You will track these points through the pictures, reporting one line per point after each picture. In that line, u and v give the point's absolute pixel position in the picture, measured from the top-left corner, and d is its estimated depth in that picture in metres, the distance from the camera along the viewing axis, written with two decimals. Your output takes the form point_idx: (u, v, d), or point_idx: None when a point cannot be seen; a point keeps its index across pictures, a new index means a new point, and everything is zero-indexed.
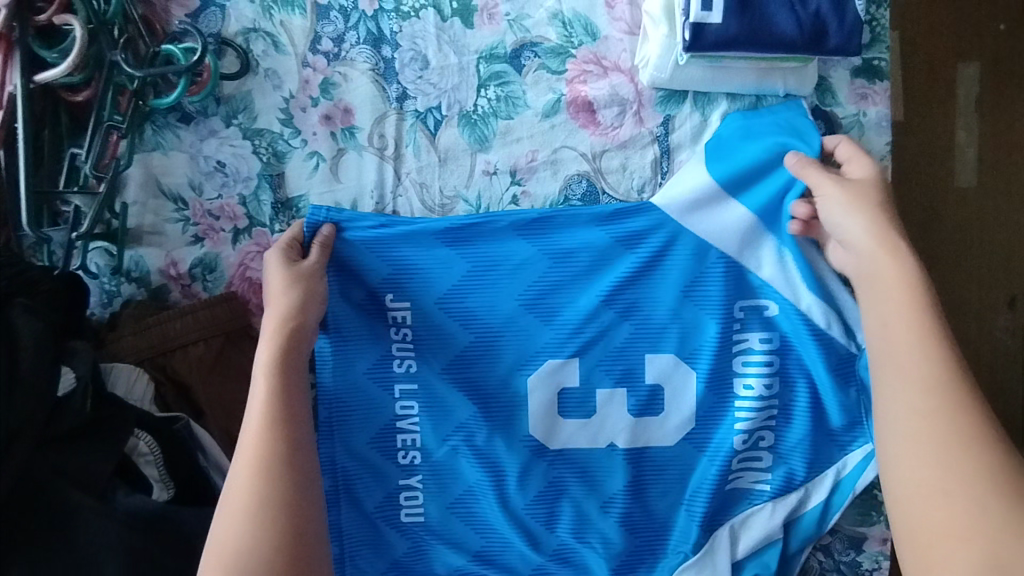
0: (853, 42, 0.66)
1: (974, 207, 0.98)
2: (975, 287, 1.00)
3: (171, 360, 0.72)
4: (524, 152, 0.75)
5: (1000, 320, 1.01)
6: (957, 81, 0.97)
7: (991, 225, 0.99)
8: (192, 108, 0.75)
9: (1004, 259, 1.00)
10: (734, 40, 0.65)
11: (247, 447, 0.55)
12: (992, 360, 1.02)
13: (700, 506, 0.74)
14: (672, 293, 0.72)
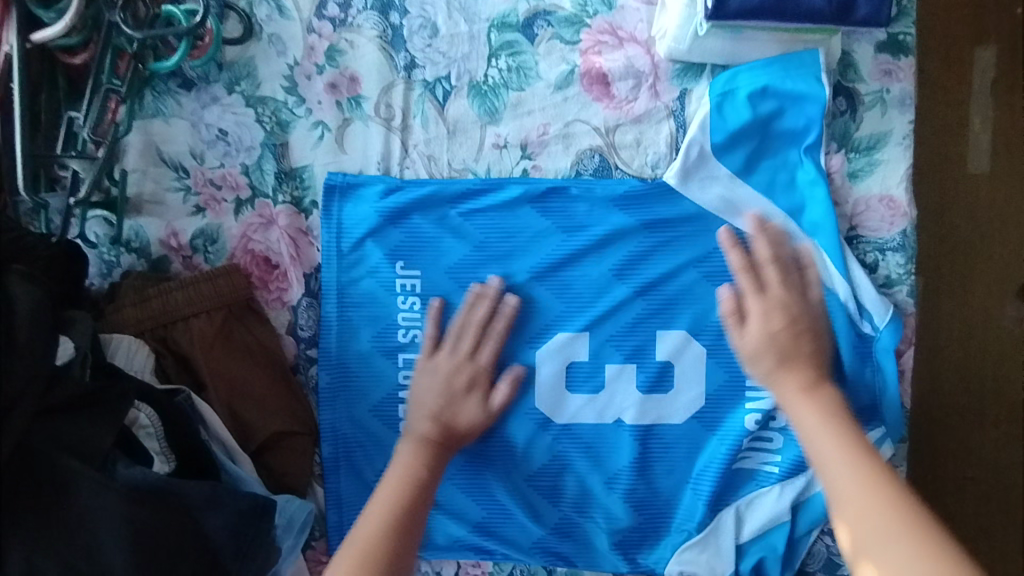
0: (882, 13, 0.64)
1: (985, 196, 0.93)
2: (976, 282, 0.93)
3: (172, 333, 0.71)
4: (535, 126, 0.73)
5: (1009, 308, 0.93)
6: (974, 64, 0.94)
7: (1005, 211, 0.94)
8: (193, 73, 0.73)
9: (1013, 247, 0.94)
10: (757, 10, 0.62)
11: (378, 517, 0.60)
12: (999, 366, 0.93)
13: (706, 487, 0.73)
14: (686, 269, 0.72)
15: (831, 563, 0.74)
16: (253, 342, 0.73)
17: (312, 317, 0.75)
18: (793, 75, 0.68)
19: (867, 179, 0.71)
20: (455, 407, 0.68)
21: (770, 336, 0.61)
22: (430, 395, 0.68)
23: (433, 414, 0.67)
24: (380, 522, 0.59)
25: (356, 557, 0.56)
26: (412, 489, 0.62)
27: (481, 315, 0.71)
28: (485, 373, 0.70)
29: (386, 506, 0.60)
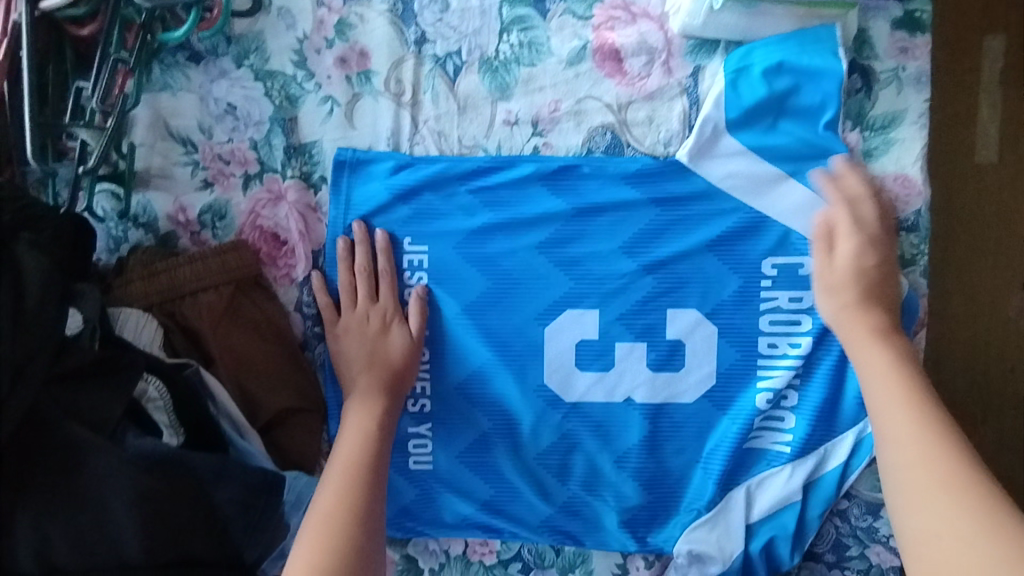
0: None
1: (993, 185, 0.93)
2: (983, 270, 0.93)
3: (180, 307, 0.71)
4: (546, 102, 0.72)
5: (1014, 299, 0.94)
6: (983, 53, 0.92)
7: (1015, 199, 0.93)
8: (201, 46, 0.73)
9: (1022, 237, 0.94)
10: None
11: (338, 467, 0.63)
12: (1002, 354, 0.94)
13: (717, 466, 0.72)
14: (699, 248, 0.71)
15: (839, 543, 0.74)
16: (262, 318, 0.73)
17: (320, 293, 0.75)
18: (809, 51, 0.67)
19: (882, 158, 0.70)
20: (379, 349, 0.71)
21: (856, 273, 0.66)
22: (354, 349, 0.71)
23: (365, 367, 0.70)
24: (346, 475, 0.63)
25: (329, 507, 0.60)
26: (372, 445, 0.66)
27: (362, 259, 0.72)
28: (392, 313, 0.72)
29: (351, 461, 0.64)
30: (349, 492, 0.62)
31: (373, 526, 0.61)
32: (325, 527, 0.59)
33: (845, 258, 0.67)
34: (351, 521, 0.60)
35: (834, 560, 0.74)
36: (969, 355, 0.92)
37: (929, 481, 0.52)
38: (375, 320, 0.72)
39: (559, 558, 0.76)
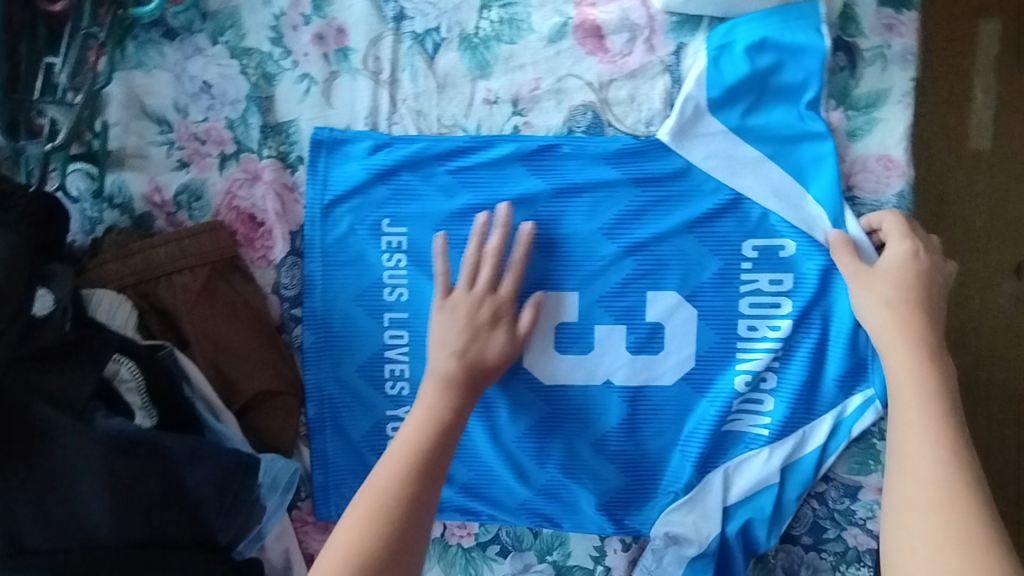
0: None
1: (988, 170, 0.92)
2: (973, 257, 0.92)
3: (155, 288, 0.70)
4: (526, 80, 0.71)
5: (1007, 286, 0.92)
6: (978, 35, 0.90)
7: (1007, 186, 0.92)
8: (176, 23, 0.71)
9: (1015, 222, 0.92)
10: None
11: (399, 450, 0.62)
12: (991, 340, 0.93)
13: (695, 449, 0.73)
14: (678, 230, 0.71)
15: (816, 526, 0.74)
16: (238, 300, 0.73)
17: (296, 275, 0.74)
18: (793, 28, 0.66)
19: (865, 138, 0.69)
20: (478, 342, 0.67)
21: (902, 274, 0.65)
22: (452, 332, 0.67)
23: (456, 351, 0.67)
24: (404, 464, 0.60)
25: (378, 492, 0.59)
26: (438, 430, 0.63)
27: (495, 245, 0.69)
28: (506, 305, 0.69)
29: (411, 448, 0.61)
30: (407, 475, 0.59)
31: (421, 518, 0.58)
32: (369, 520, 0.57)
33: (892, 260, 0.66)
34: (403, 508, 0.58)
35: (811, 542, 0.74)
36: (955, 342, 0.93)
37: (940, 526, 0.52)
38: (486, 307, 0.68)
39: (537, 541, 0.77)
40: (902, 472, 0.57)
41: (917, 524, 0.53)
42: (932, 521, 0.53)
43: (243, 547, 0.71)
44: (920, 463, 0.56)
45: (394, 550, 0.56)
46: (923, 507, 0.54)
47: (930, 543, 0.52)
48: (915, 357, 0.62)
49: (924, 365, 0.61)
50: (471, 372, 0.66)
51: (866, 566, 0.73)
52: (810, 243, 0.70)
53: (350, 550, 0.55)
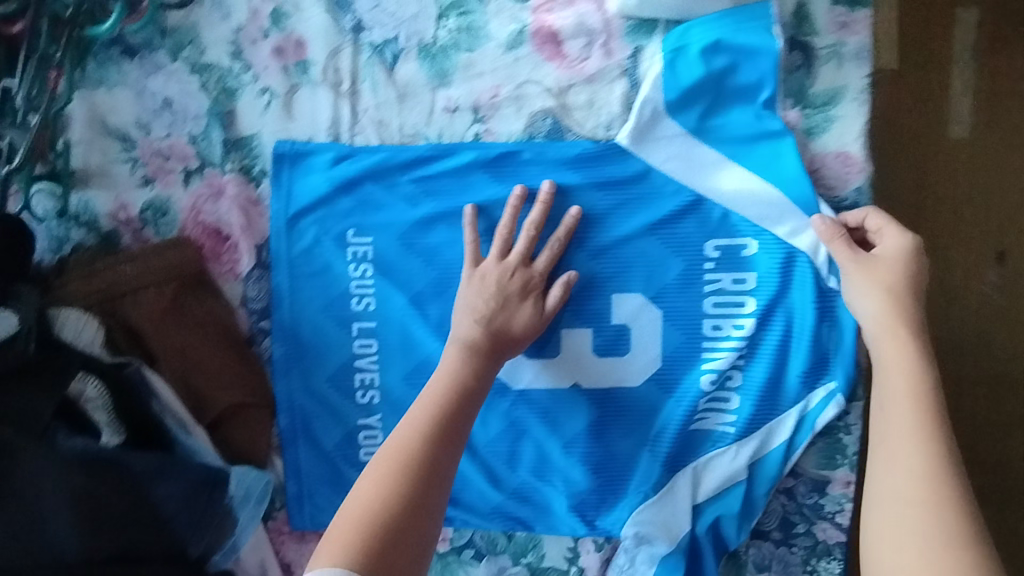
0: None
1: (969, 157, 0.93)
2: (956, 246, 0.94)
3: (122, 305, 0.70)
4: (486, 88, 0.72)
5: (990, 275, 0.94)
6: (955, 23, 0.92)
7: (988, 174, 0.93)
8: (135, 41, 0.71)
9: (998, 209, 0.94)
10: None
11: (420, 410, 0.62)
12: (976, 327, 0.95)
13: (663, 449, 0.74)
14: (640, 232, 0.72)
15: (786, 521, 0.75)
16: (206, 314, 0.73)
17: (263, 288, 0.75)
18: (746, 30, 0.67)
19: (823, 136, 0.70)
20: (507, 314, 0.67)
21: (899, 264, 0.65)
22: (480, 299, 0.68)
23: (481, 319, 0.67)
24: (425, 423, 0.61)
25: (399, 449, 0.59)
26: (458, 394, 0.63)
27: (534, 219, 0.70)
28: (538, 280, 0.69)
29: (431, 410, 0.62)
30: (426, 432, 0.60)
31: (439, 476, 0.58)
32: (391, 474, 0.57)
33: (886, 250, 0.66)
34: (421, 465, 0.58)
35: (782, 537, 0.76)
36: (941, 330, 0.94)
37: (920, 514, 0.57)
38: (519, 278, 0.68)
39: (511, 544, 0.78)
40: (890, 461, 0.61)
41: (906, 513, 0.58)
42: (911, 510, 0.57)
43: (218, 559, 0.71)
44: (906, 451, 0.60)
45: (417, 505, 0.56)
46: (909, 498, 0.58)
47: (917, 534, 0.56)
48: (904, 350, 0.63)
49: (914, 353, 0.63)
50: (494, 340, 0.67)
51: (836, 559, 0.75)
52: (772, 239, 0.70)
53: (371, 503, 0.55)
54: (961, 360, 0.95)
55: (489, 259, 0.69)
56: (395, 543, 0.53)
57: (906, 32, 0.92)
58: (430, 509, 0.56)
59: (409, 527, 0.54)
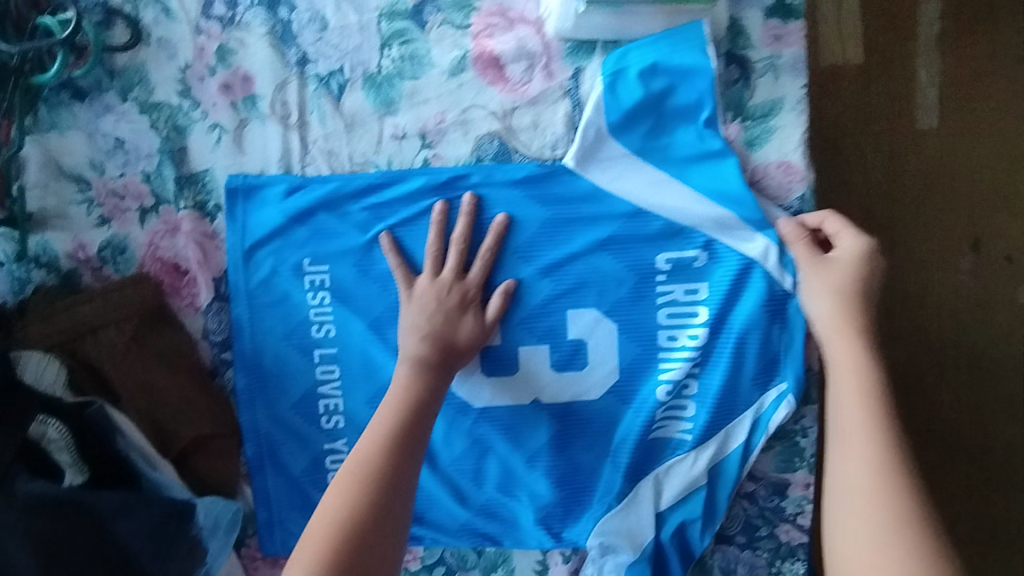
0: None
1: (935, 147, 1.03)
2: (929, 234, 1.04)
3: (83, 345, 0.71)
4: (432, 114, 0.73)
5: (963, 262, 1.05)
6: (918, 18, 1.02)
7: (953, 163, 1.03)
8: (84, 84, 0.72)
9: (967, 200, 1.03)
10: None
11: (380, 426, 0.63)
12: (955, 312, 1.05)
13: (624, 459, 0.75)
14: (590, 249, 0.73)
15: (749, 525, 0.77)
16: (170, 348, 0.74)
17: (223, 320, 0.76)
18: (682, 50, 0.68)
19: (765, 147, 0.71)
20: (450, 325, 0.69)
21: (854, 267, 0.67)
22: (422, 316, 0.69)
23: (424, 335, 0.68)
24: (385, 437, 0.62)
25: (364, 463, 0.60)
26: (415, 408, 0.65)
27: (460, 231, 0.72)
28: (475, 291, 0.71)
29: (392, 423, 0.63)
30: (387, 445, 0.61)
31: (400, 490, 0.59)
32: (356, 489, 0.58)
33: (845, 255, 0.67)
34: (386, 479, 0.59)
35: (746, 541, 0.77)
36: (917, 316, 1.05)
37: (868, 508, 0.57)
38: (454, 293, 0.70)
39: (481, 559, 0.79)
40: (843, 457, 0.61)
41: (859, 512, 0.58)
42: (861, 502, 0.58)
43: None
44: (858, 443, 0.60)
45: (380, 517, 0.57)
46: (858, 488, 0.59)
47: (872, 530, 0.56)
48: (847, 353, 0.64)
49: (856, 354, 0.63)
50: (444, 355, 0.68)
51: (800, 559, 0.76)
52: (724, 250, 0.71)
53: (341, 517, 0.56)
54: (937, 345, 1.06)
55: (422, 278, 0.71)
56: (359, 555, 0.55)
57: (871, 29, 1.01)
58: (395, 519, 0.58)
59: (373, 538, 0.56)
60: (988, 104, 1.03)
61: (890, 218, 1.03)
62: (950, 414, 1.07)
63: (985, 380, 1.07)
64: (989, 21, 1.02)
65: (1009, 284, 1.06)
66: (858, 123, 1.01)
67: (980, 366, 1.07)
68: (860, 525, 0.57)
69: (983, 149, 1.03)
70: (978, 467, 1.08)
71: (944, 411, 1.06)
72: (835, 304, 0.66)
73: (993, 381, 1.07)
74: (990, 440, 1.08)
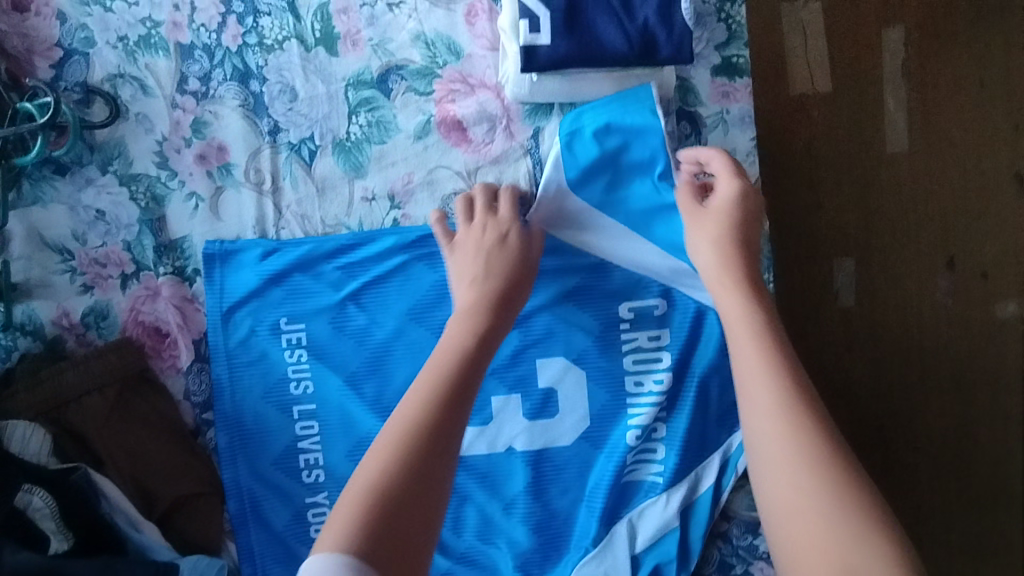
0: (684, 49, 0.68)
1: (906, 168, 1.04)
2: (906, 253, 1.05)
3: (66, 413, 0.73)
4: (399, 176, 0.76)
5: (941, 278, 1.06)
6: (883, 43, 1.02)
7: (922, 186, 1.05)
8: (66, 159, 0.75)
9: (940, 218, 1.06)
10: (565, 59, 0.68)
11: (429, 375, 0.58)
12: (934, 330, 1.07)
13: (599, 503, 0.77)
14: (556, 300, 0.77)
15: (724, 564, 0.78)
16: (151, 410, 0.76)
17: (203, 381, 0.78)
18: (633, 111, 0.71)
19: None
20: (494, 255, 0.69)
21: (729, 210, 0.66)
22: (467, 260, 0.69)
23: (473, 280, 0.67)
24: (430, 394, 0.56)
25: (403, 423, 0.54)
26: (468, 355, 0.60)
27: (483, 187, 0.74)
28: (510, 225, 0.71)
29: (437, 380, 0.57)
30: (437, 393, 0.56)
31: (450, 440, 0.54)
32: (401, 440, 0.53)
33: (721, 198, 0.66)
34: (436, 429, 0.54)
35: None
36: (900, 335, 1.06)
37: (786, 452, 0.51)
38: (491, 231, 0.70)
39: None
40: (750, 412, 0.55)
41: (780, 475, 0.51)
42: (779, 448, 0.52)
43: None
44: (759, 387, 0.55)
45: (423, 479, 0.51)
46: (773, 435, 0.53)
47: (793, 491, 0.50)
48: (744, 305, 0.59)
49: (750, 306, 0.59)
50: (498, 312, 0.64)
51: None
52: (683, 299, 0.76)
53: (380, 469, 0.51)
54: (920, 363, 1.07)
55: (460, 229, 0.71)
56: (403, 503, 0.50)
57: (836, 55, 1.01)
58: (440, 484, 0.52)
59: (419, 487, 0.51)
60: (957, 126, 1.05)
61: (867, 240, 1.04)
62: (929, 435, 1.08)
63: (968, 396, 1.09)
64: (950, 47, 1.05)
65: (985, 300, 1.08)
66: (830, 146, 1.02)
67: (956, 387, 1.08)
68: (780, 488, 0.51)
69: (954, 166, 1.06)
70: (957, 485, 1.10)
71: (928, 429, 1.08)
72: (716, 251, 0.64)
73: (976, 396, 1.09)
74: (966, 458, 1.10)
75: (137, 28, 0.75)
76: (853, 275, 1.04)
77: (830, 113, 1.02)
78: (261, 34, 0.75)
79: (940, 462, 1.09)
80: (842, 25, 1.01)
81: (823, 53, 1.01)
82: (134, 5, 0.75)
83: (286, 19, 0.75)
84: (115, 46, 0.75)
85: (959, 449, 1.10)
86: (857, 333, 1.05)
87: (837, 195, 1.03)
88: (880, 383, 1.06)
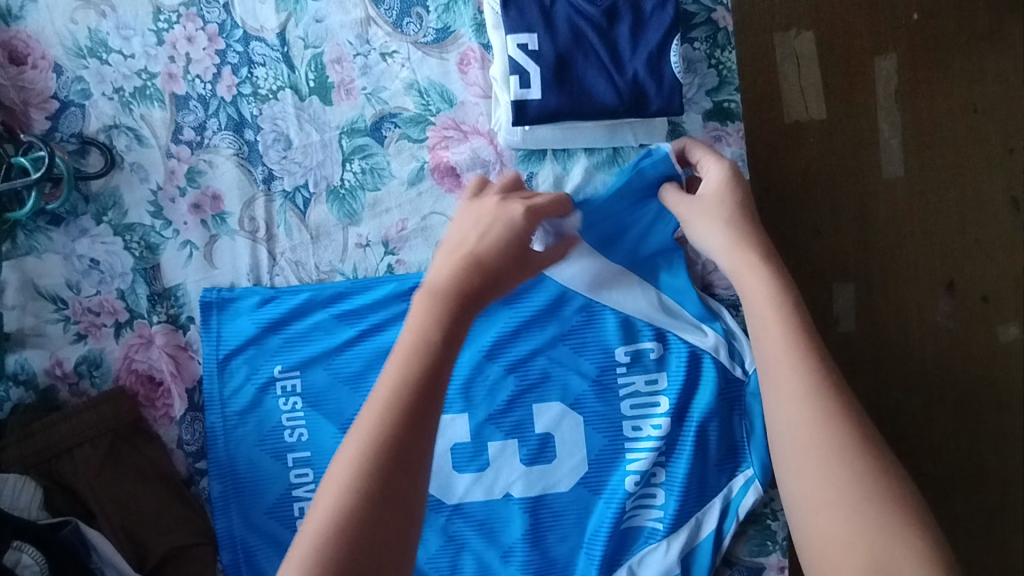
0: (675, 100, 0.70)
1: (904, 195, 1.04)
2: (905, 280, 1.04)
3: (58, 465, 0.73)
4: (393, 223, 0.77)
5: (941, 304, 1.06)
6: (875, 72, 1.03)
7: (920, 213, 1.04)
8: (61, 210, 0.76)
9: (939, 246, 1.05)
10: (556, 112, 0.69)
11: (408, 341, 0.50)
12: (938, 357, 1.06)
13: (599, 550, 0.75)
14: (552, 343, 0.76)
15: None
16: (144, 461, 0.75)
17: (197, 430, 0.78)
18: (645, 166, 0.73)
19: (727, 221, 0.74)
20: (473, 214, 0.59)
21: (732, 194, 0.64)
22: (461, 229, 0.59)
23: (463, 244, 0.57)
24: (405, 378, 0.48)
25: (363, 438, 0.46)
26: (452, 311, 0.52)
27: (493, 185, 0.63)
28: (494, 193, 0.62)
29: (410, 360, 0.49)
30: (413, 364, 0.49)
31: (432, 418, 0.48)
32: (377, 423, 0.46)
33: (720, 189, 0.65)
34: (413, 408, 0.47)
35: None
36: (902, 364, 1.05)
37: (815, 445, 0.50)
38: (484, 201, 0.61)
39: None
40: (776, 405, 0.53)
41: (804, 471, 0.50)
42: (807, 443, 0.50)
43: None
44: (787, 380, 0.53)
45: (389, 506, 0.45)
46: (800, 429, 0.51)
47: (828, 487, 0.48)
48: (756, 303, 0.57)
49: (777, 296, 0.57)
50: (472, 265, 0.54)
51: None
52: (678, 340, 0.76)
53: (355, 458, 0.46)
54: (921, 391, 1.06)
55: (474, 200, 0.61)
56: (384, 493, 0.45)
57: (830, 85, 1.01)
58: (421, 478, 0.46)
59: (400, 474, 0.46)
60: (953, 152, 1.06)
61: (866, 269, 1.03)
62: (935, 463, 1.07)
63: (972, 423, 1.08)
64: (942, 77, 1.05)
65: (986, 324, 1.08)
66: (827, 173, 1.01)
67: (961, 414, 1.07)
68: (804, 482, 0.50)
69: (953, 190, 1.05)
70: (965, 514, 1.08)
71: (934, 457, 1.07)
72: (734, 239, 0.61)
73: (981, 423, 1.08)
74: (973, 486, 1.08)
75: (133, 80, 0.76)
76: (852, 303, 1.04)
77: (826, 144, 1.01)
78: (256, 84, 0.76)
79: (946, 492, 1.08)
80: (835, 56, 1.02)
81: (816, 83, 1.01)
82: (130, 58, 0.75)
83: (281, 69, 0.76)
84: (111, 98, 0.76)
85: (967, 478, 1.08)
86: (858, 364, 1.04)
87: (835, 224, 1.02)
88: (882, 411, 1.05)
